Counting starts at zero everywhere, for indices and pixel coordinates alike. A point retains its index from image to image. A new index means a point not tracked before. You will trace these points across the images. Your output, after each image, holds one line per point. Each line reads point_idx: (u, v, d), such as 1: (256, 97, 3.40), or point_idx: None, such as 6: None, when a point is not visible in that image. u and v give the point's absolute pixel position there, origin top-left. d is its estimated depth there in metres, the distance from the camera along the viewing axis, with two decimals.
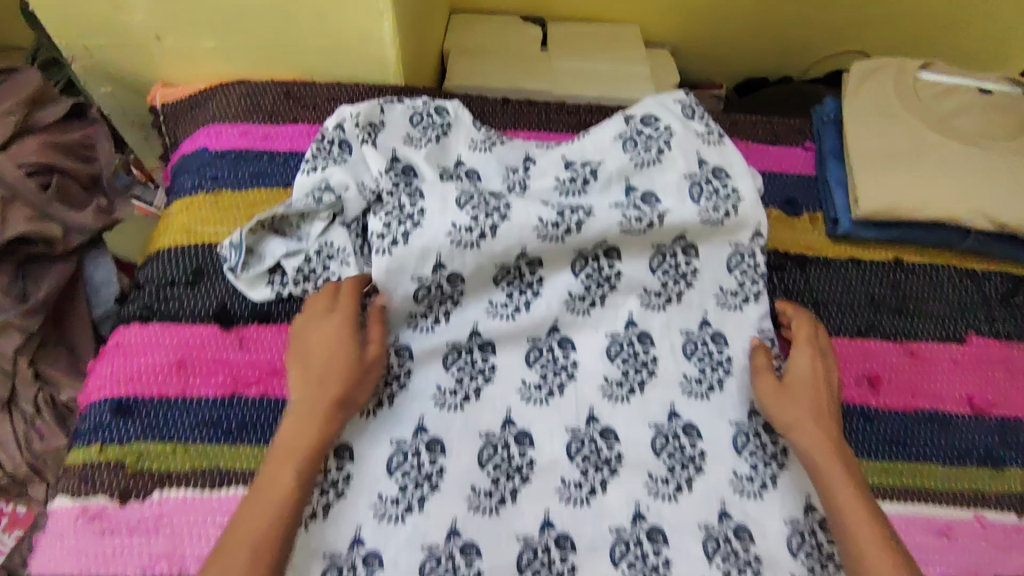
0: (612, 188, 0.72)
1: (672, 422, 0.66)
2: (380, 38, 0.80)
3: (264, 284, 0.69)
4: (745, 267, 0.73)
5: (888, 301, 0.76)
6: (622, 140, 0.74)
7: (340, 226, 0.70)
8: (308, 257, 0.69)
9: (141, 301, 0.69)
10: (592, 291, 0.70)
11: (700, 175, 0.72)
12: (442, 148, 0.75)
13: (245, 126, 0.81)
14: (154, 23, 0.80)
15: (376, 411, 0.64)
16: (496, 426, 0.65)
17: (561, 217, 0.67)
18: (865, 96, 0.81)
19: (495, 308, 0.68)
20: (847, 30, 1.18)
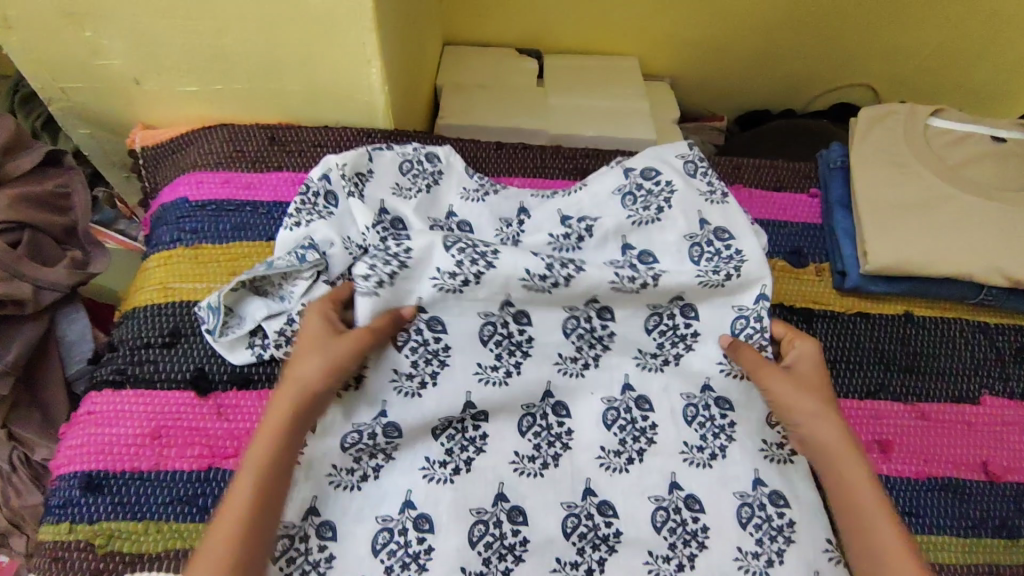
0: (609, 244, 0.69)
1: (673, 494, 0.61)
2: (367, 84, 0.78)
3: (245, 346, 0.65)
4: (750, 334, 0.66)
5: (899, 359, 0.73)
6: (621, 194, 0.70)
7: (324, 283, 0.65)
8: (291, 318, 0.64)
9: (116, 364, 0.66)
10: (585, 352, 0.66)
11: (701, 236, 0.68)
12: (433, 200, 0.71)
13: (227, 174, 0.78)
14: (132, 67, 0.78)
15: (359, 485, 0.59)
16: (487, 502, 0.59)
17: (550, 270, 0.63)
18: (873, 142, 0.78)
19: (484, 372, 0.63)
20: (851, 63, 1.15)
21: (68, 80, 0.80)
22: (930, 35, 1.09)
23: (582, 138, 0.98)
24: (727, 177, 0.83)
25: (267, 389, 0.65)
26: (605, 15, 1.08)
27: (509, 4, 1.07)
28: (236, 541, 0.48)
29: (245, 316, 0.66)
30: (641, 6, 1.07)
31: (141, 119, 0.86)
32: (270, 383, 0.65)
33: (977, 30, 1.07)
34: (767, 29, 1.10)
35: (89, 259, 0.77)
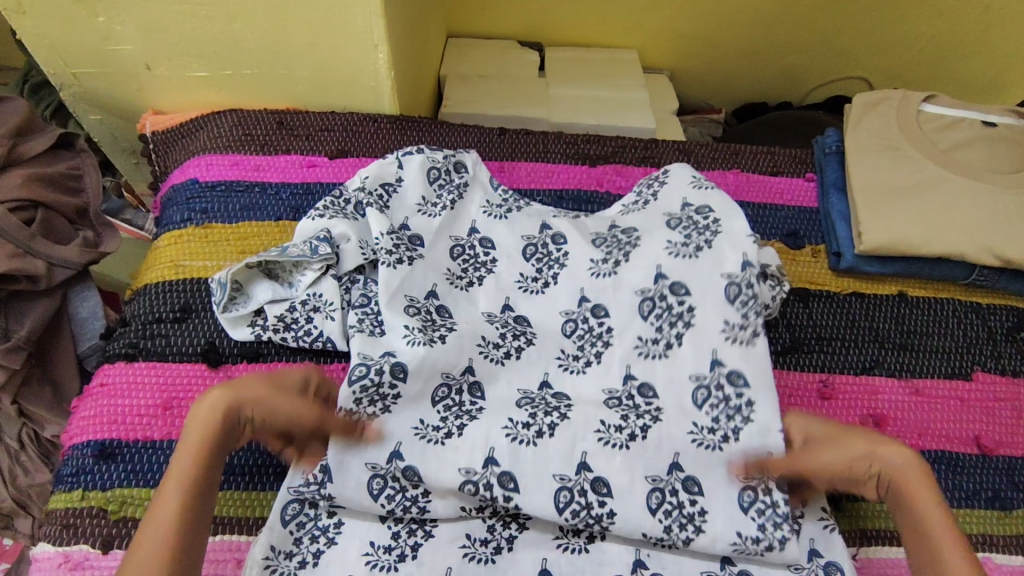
0: (611, 370, 0.65)
1: (672, 475, 0.59)
2: (373, 69, 0.79)
3: (245, 325, 0.67)
4: (713, 401, 0.62)
5: (893, 337, 0.75)
6: (644, 298, 0.67)
7: (331, 277, 0.67)
8: (293, 307, 0.66)
9: (128, 338, 0.67)
10: (587, 349, 0.66)
11: (655, 291, 0.67)
12: (455, 216, 0.74)
13: (236, 156, 0.79)
14: (143, 52, 0.80)
15: (352, 430, 0.58)
16: (476, 464, 0.58)
17: (502, 338, 0.66)
18: (868, 129, 0.80)
19: (423, 431, 0.60)
20: (845, 56, 1.17)
21: (81, 65, 0.82)
22: (925, 28, 1.12)
23: (583, 127, 1.00)
24: (725, 163, 0.85)
25: (275, 362, 0.67)
26: (605, 8, 1.11)
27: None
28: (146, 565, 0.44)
29: (253, 296, 0.68)
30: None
31: (151, 105, 0.88)
32: (281, 356, 0.67)
33: (970, 23, 1.10)
34: (764, 22, 1.12)
35: (100, 239, 0.79)
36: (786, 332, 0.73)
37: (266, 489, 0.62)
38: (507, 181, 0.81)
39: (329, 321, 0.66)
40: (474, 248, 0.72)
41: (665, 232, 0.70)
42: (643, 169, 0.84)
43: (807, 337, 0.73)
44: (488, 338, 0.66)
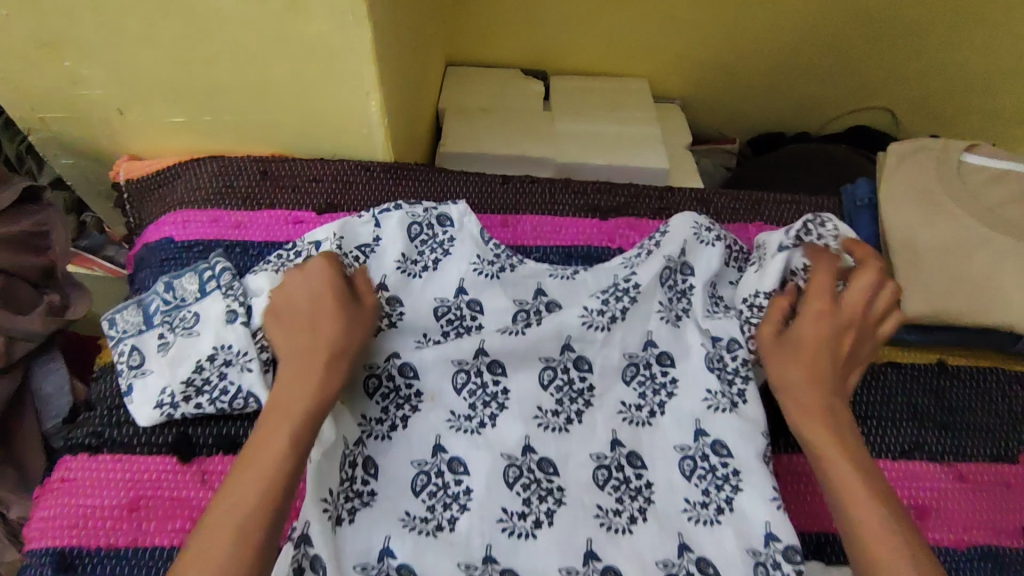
0: (596, 433, 0.61)
1: (683, 557, 0.56)
2: (365, 118, 0.73)
3: (153, 394, 0.61)
4: (703, 472, 0.59)
5: (935, 415, 0.69)
6: (629, 363, 0.65)
7: (238, 324, 0.63)
8: (200, 366, 0.61)
9: (92, 425, 0.61)
10: (567, 406, 0.62)
11: (642, 357, 0.65)
12: (441, 274, 0.68)
13: (216, 212, 0.72)
14: (114, 97, 0.73)
15: (337, 525, 0.54)
16: (476, 558, 0.54)
17: (473, 409, 0.62)
18: (905, 179, 0.73)
19: (412, 521, 0.55)
20: (868, 84, 1.10)
21: (48, 109, 0.75)
22: (956, 57, 1.05)
23: (592, 167, 0.93)
24: (747, 215, 0.79)
25: None
26: (614, 35, 1.04)
27: (515, 23, 1.03)
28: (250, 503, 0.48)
29: (147, 359, 0.63)
30: (652, 25, 1.02)
31: (126, 150, 0.81)
32: None
33: (1007, 52, 1.03)
34: (784, 49, 1.06)
35: (68, 302, 0.74)
36: None
37: None
38: (510, 236, 0.74)
39: (244, 372, 0.61)
40: (462, 314, 0.67)
41: (657, 291, 0.66)
42: (659, 222, 0.77)
43: None
44: (458, 412, 0.61)
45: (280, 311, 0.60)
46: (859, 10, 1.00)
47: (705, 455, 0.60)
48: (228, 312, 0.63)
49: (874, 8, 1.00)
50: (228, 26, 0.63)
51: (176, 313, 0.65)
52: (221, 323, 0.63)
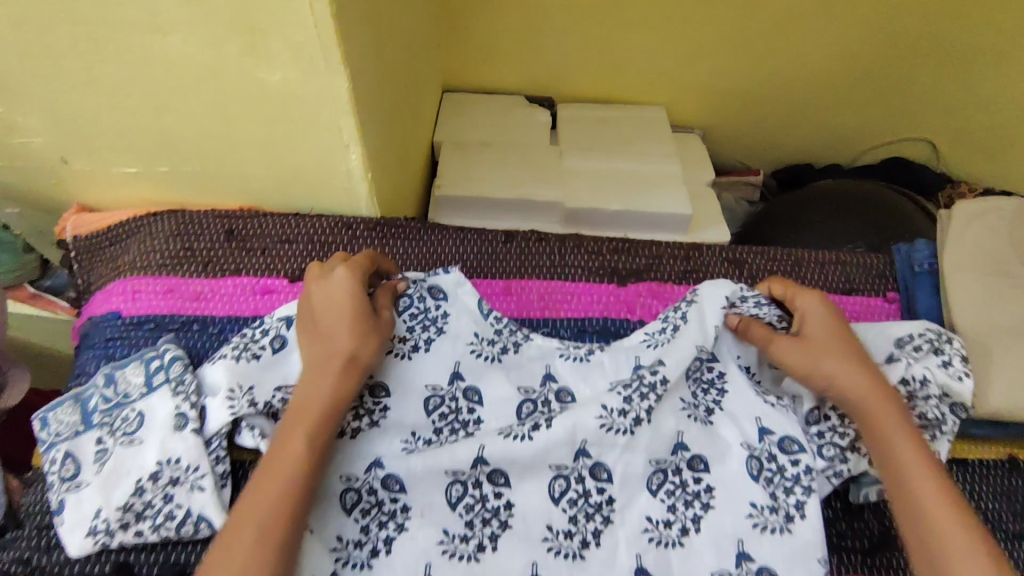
0: (617, 558, 0.52)
1: None
2: (346, 171, 0.63)
3: (87, 520, 0.51)
4: None
5: (1009, 526, 0.59)
6: (655, 470, 0.55)
7: (189, 433, 0.53)
8: (141, 487, 0.52)
9: (15, 550, 0.53)
10: (581, 524, 0.53)
11: (670, 462, 0.55)
12: (429, 364, 0.57)
13: (171, 281, 0.63)
14: (55, 144, 0.63)
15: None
16: None
17: (470, 529, 0.52)
18: (973, 242, 0.63)
19: None
20: (909, 113, 1.00)
21: None
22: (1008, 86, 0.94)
23: (604, 212, 0.83)
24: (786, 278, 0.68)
25: None
26: (630, 60, 0.94)
27: (518, 46, 0.93)
28: (258, 527, 0.43)
29: (82, 469, 0.53)
30: (669, 49, 0.92)
31: (75, 199, 0.71)
32: None
33: None
34: (814, 76, 0.95)
35: None
36: (875, 521, 0.57)
37: None
38: (514, 306, 0.65)
39: (195, 493, 0.52)
40: (455, 403, 0.57)
41: (681, 387, 0.57)
42: (685, 288, 0.67)
43: None
44: (453, 532, 0.52)
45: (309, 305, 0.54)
46: (904, 33, 0.90)
47: None
48: (176, 416, 0.54)
49: (917, 31, 0.89)
50: (175, 71, 0.53)
51: (116, 412, 0.55)
52: (167, 430, 0.53)
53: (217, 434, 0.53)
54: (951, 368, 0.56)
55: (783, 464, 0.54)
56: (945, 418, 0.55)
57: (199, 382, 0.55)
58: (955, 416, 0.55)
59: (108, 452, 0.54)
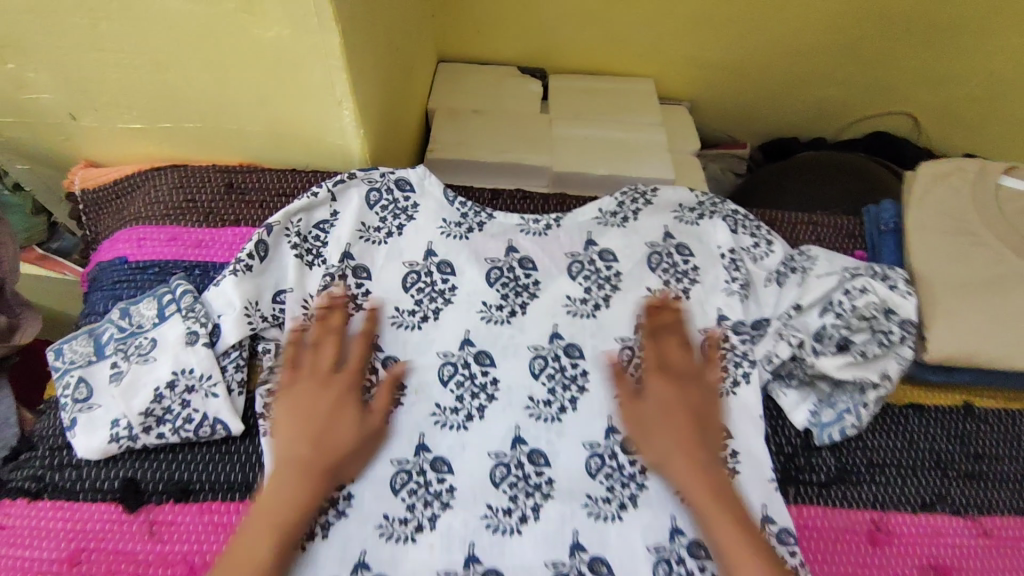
0: (592, 419, 0.60)
1: (676, 543, 0.54)
2: (340, 129, 0.66)
3: (103, 436, 0.55)
4: None
5: (959, 465, 0.63)
6: (624, 346, 0.64)
7: (201, 347, 0.58)
8: (159, 394, 0.56)
9: (33, 467, 0.56)
10: (559, 394, 0.61)
11: (635, 341, 0.64)
12: (404, 240, 0.67)
13: (175, 229, 0.66)
14: (65, 101, 0.66)
15: (306, 544, 0.52)
16: (458, 562, 0.52)
17: (460, 402, 0.60)
18: (935, 203, 0.65)
19: (389, 528, 0.53)
20: (891, 89, 1.02)
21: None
22: (989, 62, 0.96)
23: (590, 176, 0.87)
24: None
25: (210, 502, 0.55)
26: (618, 33, 0.97)
27: (511, 19, 0.96)
28: None
29: (95, 392, 0.57)
30: (655, 23, 0.95)
31: (84, 156, 0.74)
32: (214, 495, 0.55)
33: None
34: (796, 51, 0.98)
35: (16, 325, 0.68)
36: (832, 458, 0.62)
37: None
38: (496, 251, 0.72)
39: (210, 399, 0.57)
40: (432, 275, 0.65)
41: (645, 275, 0.67)
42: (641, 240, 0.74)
43: (856, 463, 0.62)
44: (444, 406, 0.59)
45: (292, 405, 0.56)
46: (883, 10, 0.92)
47: None
48: (188, 333, 0.59)
49: (896, 8, 0.92)
50: (177, 30, 0.57)
51: (131, 340, 0.59)
52: (180, 346, 0.58)
53: (227, 351, 0.59)
54: (896, 290, 0.61)
55: (735, 344, 0.64)
56: (892, 330, 0.60)
57: (208, 309, 0.61)
58: (906, 332, 0.60)
59: (122, 371, 0.57)
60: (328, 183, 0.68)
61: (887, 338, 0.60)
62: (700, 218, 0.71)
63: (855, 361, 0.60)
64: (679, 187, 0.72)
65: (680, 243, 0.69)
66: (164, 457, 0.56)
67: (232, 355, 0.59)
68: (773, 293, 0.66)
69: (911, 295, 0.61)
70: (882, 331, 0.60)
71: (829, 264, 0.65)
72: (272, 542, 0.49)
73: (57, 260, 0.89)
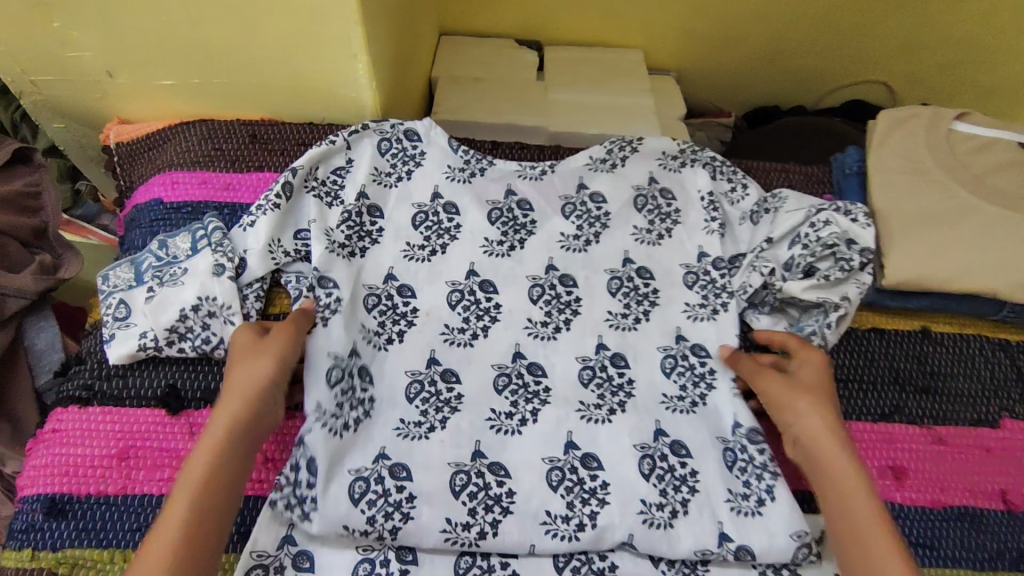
0: (583, 338, 0.66)
1: (660, 441, 0.61)
2: (355, 82, 0.73)
3: (133, 344, 0.61)
4: (681, 369, 0.65)
5: (915, 380, 0.69)
6: (613, 277, 0.70)
7: (226, 278, 0.63)
8: (184, 314, 0.62)
9: (81, 378, 0.63)
10: (555, 316, 0.68)
11: (623, 272, 0.71)
12: (413, 185, 0.74)
13: (205, 173, 0.73)
14: (103, 59, 0.73)
15: (341, 432, 0.58)
16: (464, 457, 0.59)
17: (466, 322, 0.67)
18: (893, 146, 0.73)
19: (406, 428, 0.60)
20: (866, 58, 1.09)
21: (39, 73, 0.75)
22: (955, 30, 1.03)
23: (583, 136, 0.93)
24: None
25: None
26: (609, 6, 1.03)
27: None
28: None
29: (133, 312, 0.63)
30: None
31: (117, 113, 0.81)
32: None
33: (1005, 27, 1.01)
34: (776, 22, 1.05)
35: (60, 262, 0.74)
36: None
37: (229, 551, 0.56)
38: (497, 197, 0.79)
39: (229, 325, 0.62)
40: (439, 214, 0.72)
41: (632, 216, 0.74)
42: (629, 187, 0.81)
43: None
44: (452, 326, 0.66)
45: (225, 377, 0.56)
46: None
47: (684, 354, 0.66)
48: (215, 265, 0.64)
49: None
50: None
51: (166, 269, 0.65)
52: (208, 276, 0.63)
53: (251, 282, 0.65)
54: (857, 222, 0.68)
55: (712, 275, 0.71)
56: (853, 256, 0.66)
57: (234, 245, 0.66)
58: (865, 259, 0.67)
59: (155, 294, 0.63)
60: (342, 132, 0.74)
61: (850, 262, 0.66)
62: (682, 165, 0.77)
63: (820, 283, 0.66)
64: (663, 137, 0.79)
65: (666, 187, 0.76)
66: (197, 371, 0.63)
67: (254, 286, 0.65)
68: (746, 230, 0.73)
69: (870, 225, 0.68)
70: (846, 256, 0.67)
71: (798, 202, 0.71)
72: (191, 499, 0.48)
73: (78, 224, 0.91)
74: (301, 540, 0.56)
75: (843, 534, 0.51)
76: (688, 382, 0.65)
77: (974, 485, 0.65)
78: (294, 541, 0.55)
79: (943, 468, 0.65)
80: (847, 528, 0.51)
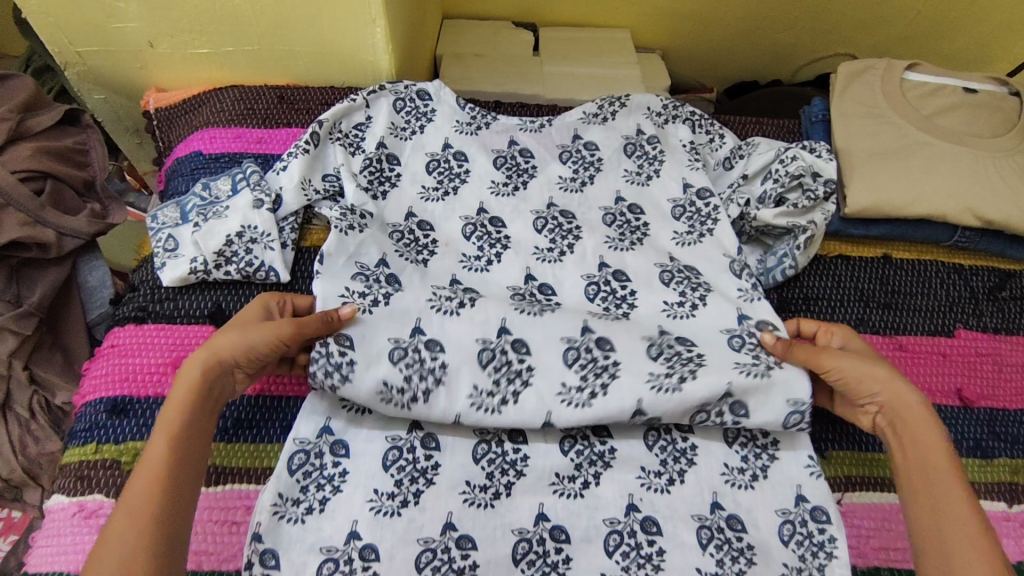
0: (586, 259, 0.74)
1: (665, 336, 0.66)
2: (374, 44, 0.82)
3: (185, 268, 0.69)
4: (680, 280, 0.72)
5: (878, 296, 0.77)
6: (607, 213, 0.79)
7: (265, 210, 0.72)
8: (229, 241, 0.70)
9: (137, 302, 0.70)
10: (559, 243, 0.76)
11: (616, 209, 0.79)
12: (426, 137, 0.82)
13: (239, 129, 0.82)
14: (146, 31, 0.80)
15: (371, 307, 0.65)
16: (490, 334, 0.65)
17: (481, 251, 0.75)
18: (852, 95, 0.82)
19: (439, 300, 0.67)
20: (833, 34, 1.19)
21: (85, 44, 0.82)
22: (913, 5, 1.13)
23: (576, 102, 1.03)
24: None
25: None
26: None
27: None
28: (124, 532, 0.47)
29: (181, 244, 0.71)
30: None
31: (155, 83, 0.89)
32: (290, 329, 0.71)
33: (955, 5, 1.12)
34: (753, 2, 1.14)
35: (107, 212, 0.82)
36: (775, 298, 0.77)
37: (275, 442, 0.64)
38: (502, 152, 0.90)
39: (268, 250, 0.71)
40: (450, 160, 0.80)
41: (622, 160, 0.82)
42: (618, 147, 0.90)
43: (794, 299, 0.76)
44: (469, 255, 0.74)
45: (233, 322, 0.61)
46: None
47: (676, 271, 0.73)
48: (255, 200, 0.72)
49: None
50: None
51: (209, 208, 0.73)
52: (248, 208, 0.72)
53: (286, 216, 0.74)
54: (820, 157, 0.77)
55: (700, 203, 0.78)
56: (817, 185, 0.75)
57: (270, 186, 0.74)
58: (828, 189, 0.76)
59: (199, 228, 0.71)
60: (359, 93, 0.82)
61: (813, 190, 0.75)
62: (666, 121, 0.86)
63: (789, 211, 0.75)
64: (650, 94, 0.87)
65: (654, 134, 0.84)
66: (238, 292, 0.71)
67: (289, 220, 0.74)
68: (720, 175, 0.82)
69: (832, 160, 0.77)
70: (812, 186, 0.76)
71: (768, 146, 0.81)
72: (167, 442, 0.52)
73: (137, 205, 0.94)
74: (336, 432, 0.63)
75: (922, 531, 0.54)
76: (688, 289, 0.71)
77: (932, 385, 0.73)
78: (331, 433, 0.63)
79: (905, 371, 0.73)
80: (918, 471, 0.56)
